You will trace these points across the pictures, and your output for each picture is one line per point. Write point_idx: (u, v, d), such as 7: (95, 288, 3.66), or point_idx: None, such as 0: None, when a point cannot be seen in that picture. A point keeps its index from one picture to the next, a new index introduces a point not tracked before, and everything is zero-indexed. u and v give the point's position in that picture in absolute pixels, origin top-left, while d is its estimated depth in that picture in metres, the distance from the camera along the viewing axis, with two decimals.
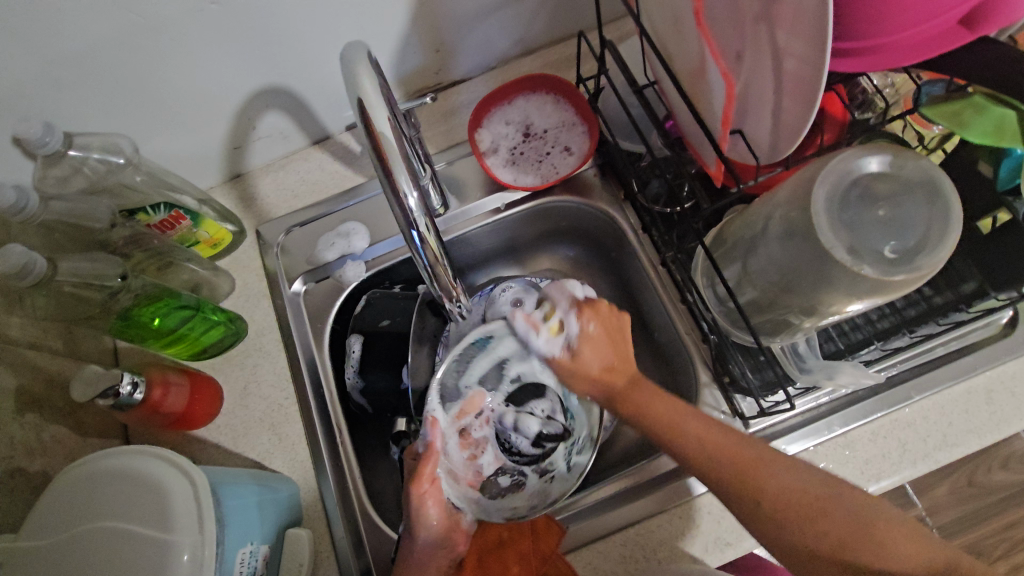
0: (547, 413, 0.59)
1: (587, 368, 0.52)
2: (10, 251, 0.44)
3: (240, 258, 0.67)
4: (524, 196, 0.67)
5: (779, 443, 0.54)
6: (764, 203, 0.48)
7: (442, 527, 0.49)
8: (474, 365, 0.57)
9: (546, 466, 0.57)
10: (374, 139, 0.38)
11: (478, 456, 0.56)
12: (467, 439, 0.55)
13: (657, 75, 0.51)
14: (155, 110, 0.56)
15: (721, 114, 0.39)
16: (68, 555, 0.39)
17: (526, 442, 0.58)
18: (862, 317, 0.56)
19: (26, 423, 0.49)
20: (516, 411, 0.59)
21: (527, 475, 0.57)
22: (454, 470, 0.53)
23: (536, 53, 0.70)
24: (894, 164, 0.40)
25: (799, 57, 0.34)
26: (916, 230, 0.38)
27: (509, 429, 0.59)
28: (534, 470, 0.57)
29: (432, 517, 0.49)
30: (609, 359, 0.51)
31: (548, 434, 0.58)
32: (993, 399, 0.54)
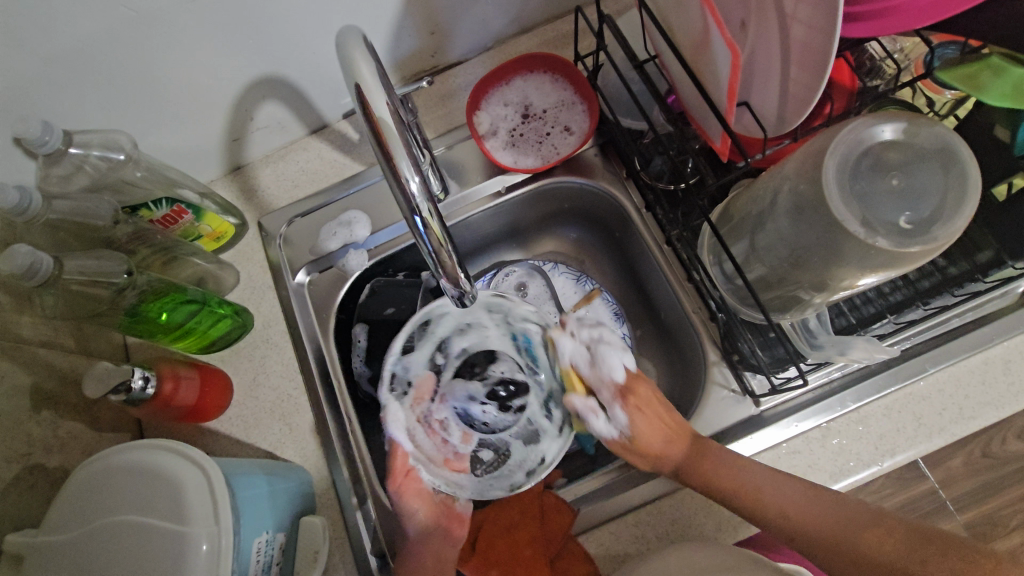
0: (507, 372, 0.62)
1: (647, 441, 0.50)
2: (14, 252, 0.44)
3: (244, 251, 0.67)
4: (524, 178, 0.66)
5: (789, 420, 0.54)
6: (771, 177, 0.46)
7: (428, 514, 0.54)
8: (420, 355, 0.59)
9: (525, 423, 0.59)
10: (373, 125, 0.37)
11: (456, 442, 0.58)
12: (434, 426, 0.58)
13: (658, 48, 0.50)
14: (152, 104, 0.55)
15: (724, 86, 0.38)
16: (88, 550, 0.40)
17: (493, 414, 0.61)
18: (874, 290, 0.55)
19: (42, 420, 0.50)
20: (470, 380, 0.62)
21: (509, 441, 0.59)
22: (426, 455, 0.56)
23: (534, 31, 0.68)
24: (908, 132, 0.39)
25: (808, 23, 0.33)
26: (932, 200, 0.37)
27: (467, 406, 0.61)
28: (516, 433, 0.59)
29: (417, 509, 0.53)
30: (664, 434, 0.50)
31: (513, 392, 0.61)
32: (1011, 369, 0.53)
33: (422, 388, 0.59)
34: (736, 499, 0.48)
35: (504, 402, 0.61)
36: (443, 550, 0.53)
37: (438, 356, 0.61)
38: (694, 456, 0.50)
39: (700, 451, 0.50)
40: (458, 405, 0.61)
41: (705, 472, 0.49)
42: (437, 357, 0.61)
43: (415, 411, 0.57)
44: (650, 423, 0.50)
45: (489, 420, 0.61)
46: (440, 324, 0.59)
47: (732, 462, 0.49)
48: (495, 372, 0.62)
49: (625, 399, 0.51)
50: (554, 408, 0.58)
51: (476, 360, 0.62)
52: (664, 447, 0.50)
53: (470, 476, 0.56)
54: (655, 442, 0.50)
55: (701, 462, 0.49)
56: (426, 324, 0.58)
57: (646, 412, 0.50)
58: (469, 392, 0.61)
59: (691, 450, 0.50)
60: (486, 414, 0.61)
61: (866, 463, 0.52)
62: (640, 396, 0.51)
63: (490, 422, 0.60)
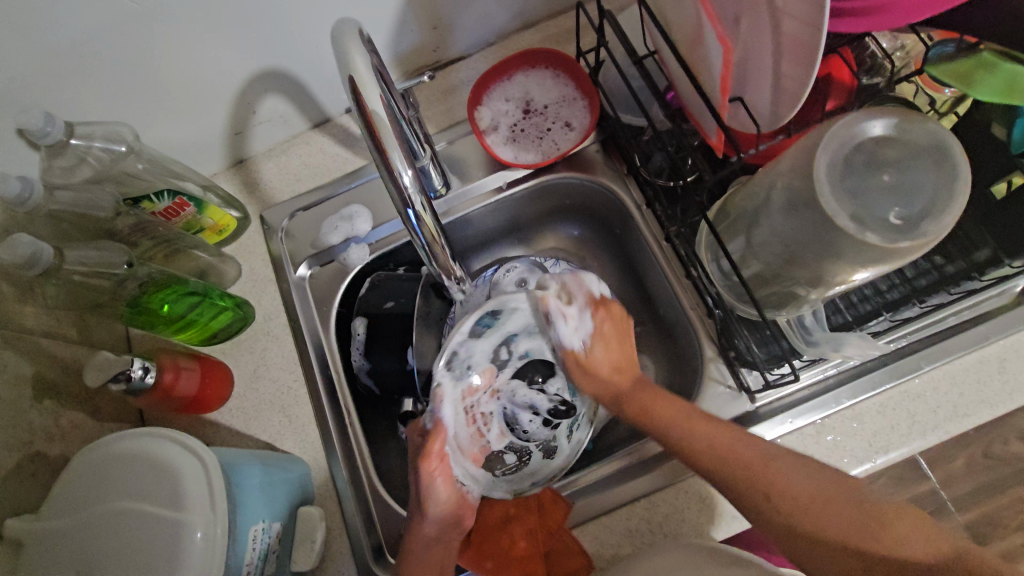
0: (560, 392, 0.60)
1: (597, 361, 0.53)
2: (16, 242, 0.45)
3: (246, 244, 0.68)
4: (527, 174, 0.66)
5: (785, 417, 0.54)
6: (766, 173, 0.47)
7: (451, 501, 0.52)
8: (479, 345, 0.56)
9: (551, 446, 0.60)
10: (366, 118, 0.37)
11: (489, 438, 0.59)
12: (472, 416, 0.57)
13: (656, 44, 0.50)
14: (154, 97, 0.56)
15: (719, 81, 0.38)
16: (85, 536, 0.40)
17: (533, 424, 0.61)
18: (871, 288, 0.55)
19: (44, 409, 0.51)
20: (526, 385, 0.61)
21: (531, 451, 0.60)
22: (462, 444, 0.55)
23: (535, 27, 0.69)
24: (899, 128, 0.38)
25: (800, 18, 0.33)
26: (924, 196, 0.37)
27: (515, 409, 0.61)
28: (540, 448, 0.60)
29: (441, 492, 0.51)
30: (617, 360, 0.53)
31: (558, 411, 0.60)
32: (1006, 368, 0.53)
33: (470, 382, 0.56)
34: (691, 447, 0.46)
35: (549, 419, 0.60)
36: (452, 539, 0.52)
37: (499, 353, 0.58)
38: (646, 396, 0.50)
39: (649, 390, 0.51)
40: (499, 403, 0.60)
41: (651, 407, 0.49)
42: (498, 354, 0.59)
43: (465, 394, 0.56)
44: (607, 340, 0.53)
45: (527, 429, 0.61)
46: (508, 320, 0.57)
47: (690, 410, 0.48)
48: (553, 389, 0.60)
49: (595, 308, 0.53)
50: (573, 430, 0.59)
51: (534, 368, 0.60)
52: (614, 373, 0.53)
53: (487, 474, 0.57)
54: (603, 368, 0.53)
55: (650, 401, 0.49)
56: (497, 320, 0.56)
57: (609, 331, 0.53)
58: (519, 396, 0.61)
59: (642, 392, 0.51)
60: (524, 420, 0.61)
61: (860, 461, 0.52)
62: (608, 310, 0.53)
63: (527, 430, 0.61)
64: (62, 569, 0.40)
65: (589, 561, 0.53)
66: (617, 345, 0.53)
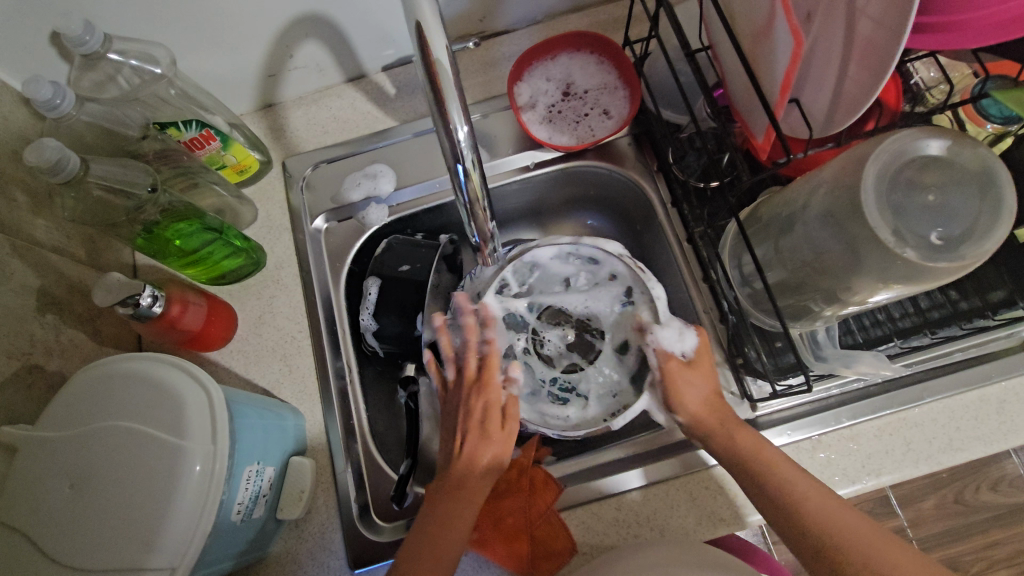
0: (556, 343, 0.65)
1: (699, 384, 0.51)
2: (43, 145, 0.44)
3: (265, 188, 0.67)
4: (557, 156, 0.66)
5: (782, 429, 0.54)
6: (805, 182, 0.47)
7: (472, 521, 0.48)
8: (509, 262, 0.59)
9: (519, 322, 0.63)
10: (428, 66, 0.37)
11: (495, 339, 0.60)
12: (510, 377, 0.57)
13: (712, 39, 0.50)
14: (199, 26, 0.55)
15: (780, 78, 0.38)
16: (79, 452, 0.39)
17: (557, 343, 0.65)
18: (884, 313, 0.57)
19: (46, 323, 0.50)
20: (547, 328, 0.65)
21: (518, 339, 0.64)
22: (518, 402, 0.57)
23: (585, 11, 0.68)
24: (950, 150, 0.39)
25: (877, 19, 0.34)
26: (964, 220, 0.37)
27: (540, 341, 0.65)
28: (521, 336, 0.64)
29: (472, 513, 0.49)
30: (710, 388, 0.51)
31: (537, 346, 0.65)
32: (1005, 410, 0.53)
33: (591, 421, 0.55)
34: (789, 501, 0.44)
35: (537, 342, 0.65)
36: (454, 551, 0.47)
37: (524, 268, 0.61)
38: (732, 427, 0.49)
39: (732, 419, 0.49)
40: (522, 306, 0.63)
41: (739, 440, 0.48)
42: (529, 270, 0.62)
43: (578, 424, 0.56)
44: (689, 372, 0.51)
45: (555, 359, 0.64)
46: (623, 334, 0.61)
47: (779, 456, 0.47)
48: (550, 336, 0.65)
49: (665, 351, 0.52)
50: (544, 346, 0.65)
51: (574, 325, 0.65)
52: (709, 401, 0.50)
53: None
54: (693, 405, 0.50)
55: (741, 439, 0.48)
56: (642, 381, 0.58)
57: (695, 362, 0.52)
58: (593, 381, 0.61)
59: (727, 423, 0.49)
60: (552, 345, 0.65)
61: (851, 480, 0.53)
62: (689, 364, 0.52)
63: (550, 354, 0.65)
64: (55, 482, 0.39)
65: (573, 545, 0.53)
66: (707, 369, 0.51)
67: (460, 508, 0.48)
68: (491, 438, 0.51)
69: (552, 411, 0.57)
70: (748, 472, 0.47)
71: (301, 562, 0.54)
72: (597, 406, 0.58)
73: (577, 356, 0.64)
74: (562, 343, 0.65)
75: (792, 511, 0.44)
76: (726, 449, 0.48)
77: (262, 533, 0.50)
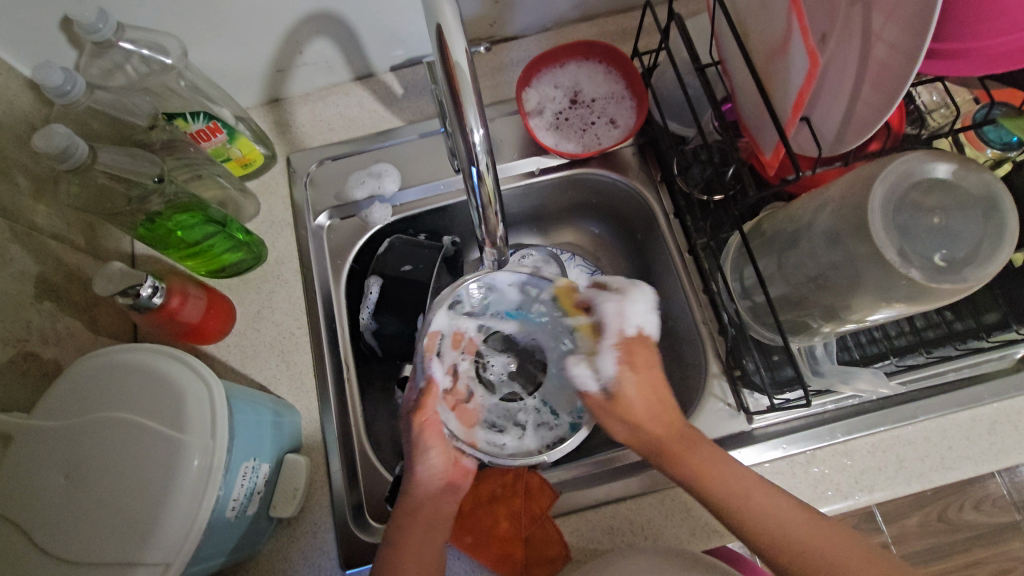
0: (500, 372, 0.61)
1: (632, 409, 0.49)
2: (53, 131, 0.43)
3: (268, 183, 0.67)
4: (562, 163, 0.66)
5: (778, 442, 0.55)
6: (811, 200, 0.47)
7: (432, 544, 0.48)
8: (466, 283, 0.51)
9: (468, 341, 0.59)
10: (448, 68, 0.37)
11: (442, 359, 0.54)
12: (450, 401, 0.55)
13: (724, 54, 0.51)
14: (211, 18, 0.55)
15: (794, 96, 0.39)
16: (77, 442, 0.39)
17: (500, 370, 0.62)
18: (880, 331, 0.57)
19: (43, 310, 0.49)
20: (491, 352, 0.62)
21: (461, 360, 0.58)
22: (452, 428, 0.53)
23: (595, 20, 0.69)
24: (955, 174, 0.39)
25: (892, 44, 0.34)
26: (967, 243, 0.38)
27: (482, 367, 0.61)
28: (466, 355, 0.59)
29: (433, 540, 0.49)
30: (652, 406, 0.49)
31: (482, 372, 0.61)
32: (996, 431, 0.54)
33: (527, 452, 0.53)
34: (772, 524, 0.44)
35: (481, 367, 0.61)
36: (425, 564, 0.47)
37: (481, 292, 0.54)
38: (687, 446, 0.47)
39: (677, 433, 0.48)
40: (471, 326, 0.58)
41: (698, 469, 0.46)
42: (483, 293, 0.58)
43: (514, 455, 0.53)
44: (624, 401, 0.49)
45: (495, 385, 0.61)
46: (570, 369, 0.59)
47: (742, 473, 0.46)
48: (493, 361, 0.62)
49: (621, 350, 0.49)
50: (488, 370, 0.61)
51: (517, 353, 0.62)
52: (649, 421, 0.48)
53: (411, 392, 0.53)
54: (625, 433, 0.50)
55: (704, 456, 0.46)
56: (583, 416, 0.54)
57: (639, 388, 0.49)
58: (531, 414, 0.58)
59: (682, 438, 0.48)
60: (495, 371, 0.61)
61: (844, 495, 0.53)
62: (619, 403, 0.49)
63: (491, 380, 0.61)
64: (50, 472, 0.38)
65: (567, 551, 0.53)
66: (653, 391, 0.49)
67: (435, 527, 0.50)
68: (421, 449, 0.51)
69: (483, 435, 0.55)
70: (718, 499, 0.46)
71: (292, 560, 0.53)
72: (534, 437, 0.56)
73: (518, 385, 0.61)
74: (505, 371, 0.62)
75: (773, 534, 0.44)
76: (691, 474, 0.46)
77: (254, 530, 0.49)
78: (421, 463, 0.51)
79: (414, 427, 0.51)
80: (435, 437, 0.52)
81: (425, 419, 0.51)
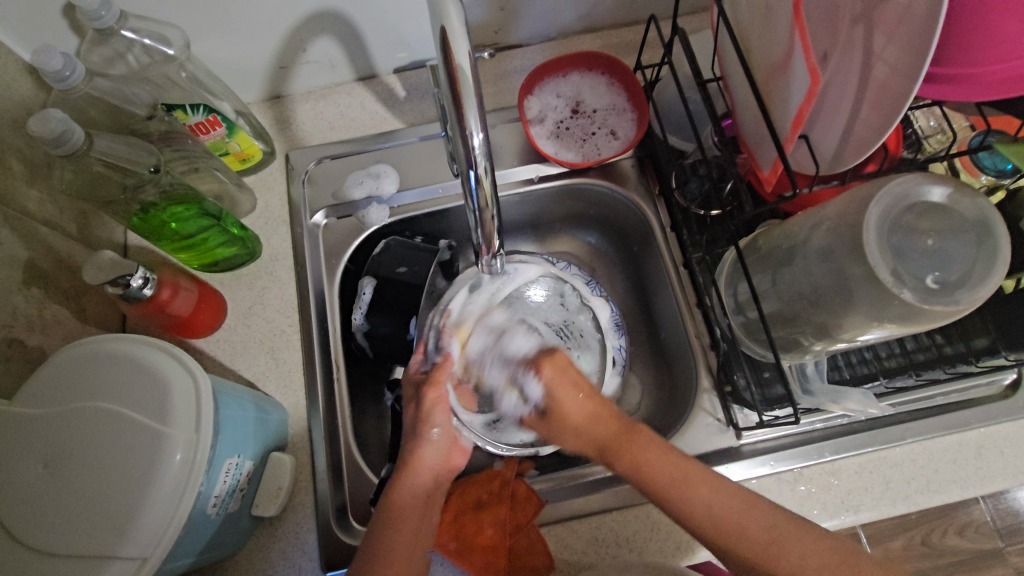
0: None
1: (569, 419, 0.49)
2: (49, 116, 0.43)
3: (266, 179, 0.67)
4: (562, 172, 0.66)
5: (766, 459, 0.55)
6: (806, 218, 0.47)
7: (419, 533, 0.49)
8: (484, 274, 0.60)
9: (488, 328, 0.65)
10: (450, 70, 0.37)
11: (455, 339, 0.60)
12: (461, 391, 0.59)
13: (726, 69, 0.51)
14: (215, 11, 0.55)
15: (793, 113, 0.39)
16: (60, 431, 0.38)
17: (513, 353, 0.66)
18: (871, 352, 0.57)
19: (30, 296, 0.48)
20: None
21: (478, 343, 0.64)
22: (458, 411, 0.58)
23: (599, 33, 0.69)
24: (950, 199, 0.40)
25: (893, 65, 0.35)
26: (959, 267, 0.38)
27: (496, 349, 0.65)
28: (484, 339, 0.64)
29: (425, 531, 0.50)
30: (583, 405, 0.49)
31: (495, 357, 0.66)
32: (982, 456, 0.54)
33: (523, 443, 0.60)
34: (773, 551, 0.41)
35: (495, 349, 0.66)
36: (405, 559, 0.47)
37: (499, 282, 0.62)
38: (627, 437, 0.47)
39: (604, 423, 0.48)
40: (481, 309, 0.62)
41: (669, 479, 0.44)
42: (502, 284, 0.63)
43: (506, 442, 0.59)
44: (559, 397, 0.50)
45: None
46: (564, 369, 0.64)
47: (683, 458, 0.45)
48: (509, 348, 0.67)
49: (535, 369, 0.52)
50: None
51: None
52: (589, 424, 0.48)
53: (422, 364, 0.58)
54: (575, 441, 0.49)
55: (658, 465, 0.45)
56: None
57: (561, 391, 0.50)
58: None
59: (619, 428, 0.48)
60: None
61: (830, 515, 0.53)
62: (547, 419, 0.51)
63: None
64: (28, 462, 0.38)
65: (550, 561, 0.52)
66: (581, 393, 0.49)
67: (422, 516, 0.50)
68: (427, 429, 0.54)
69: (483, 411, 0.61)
70: (693, 522, 0.43)
71: (272, 561, 0.53)
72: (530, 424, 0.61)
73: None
74: None
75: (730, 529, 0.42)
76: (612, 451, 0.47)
77: (234, 528, 0.49)
78: (424, 441, 0.53)
79: (426, 402, 0.54)
80: (442, 415, 0.55)
81: (437, 380, 0.55)
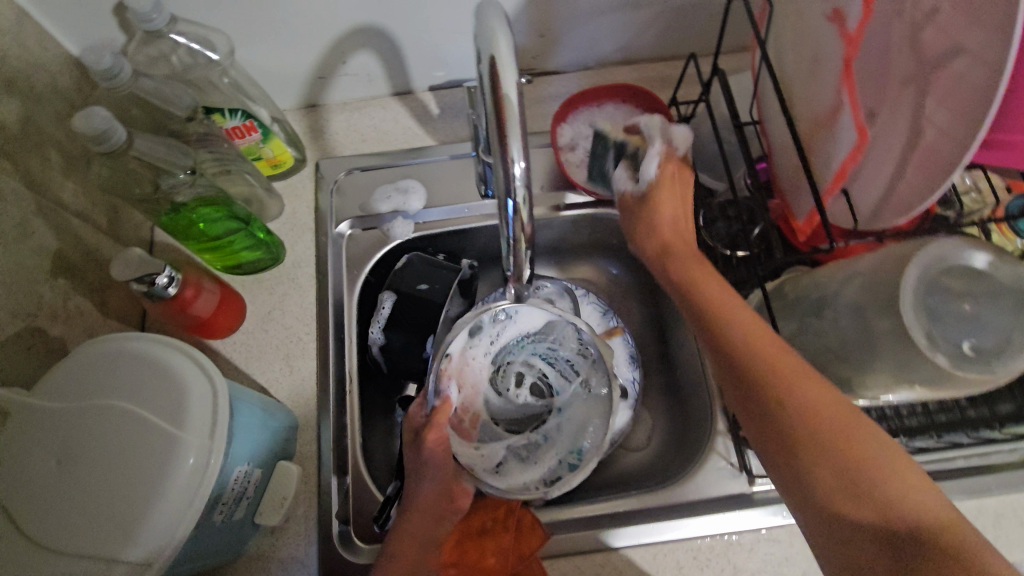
0: (527, 399, 0.62)
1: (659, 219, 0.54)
2: (93, 114, 0.43)
3: (295, 186, 0.67)
4: (588, 201, 0.66)
5: (779, 509, 0.53)
6: (837, 270, 0.47)
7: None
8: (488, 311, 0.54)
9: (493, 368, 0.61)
10: (497, 99, 0.37)
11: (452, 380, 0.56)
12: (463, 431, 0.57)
13: (765, 114, 0.51)
14: (261, 21, 0.56)
15: (837, 167, 0.39)
16: (76, 428, 0.38)
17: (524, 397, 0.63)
18: (891, 409, 0.55)
19: (57, 287, 0.49)
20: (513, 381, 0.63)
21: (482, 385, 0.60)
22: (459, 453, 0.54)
23: (636, 65, 0.70)
24: (991, 265, 0.39)
25: (939, 130, 0.35)
26: (996, 335, 0.38)
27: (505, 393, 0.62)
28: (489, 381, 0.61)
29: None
30: (676, 194, 0.55)
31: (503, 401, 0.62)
32: (1000, 524, 0.53)
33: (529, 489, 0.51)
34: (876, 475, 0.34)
35: (504, 392, 0.62)
36: None
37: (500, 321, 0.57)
38: (853, 428, 0.35)
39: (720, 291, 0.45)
40: (482, 353, 0.59)
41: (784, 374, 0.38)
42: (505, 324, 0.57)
43: (511, 485, 0.53)
44: (664, 192, 0.55)
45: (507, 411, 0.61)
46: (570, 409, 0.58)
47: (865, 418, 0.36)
48: (520, 393, 0.63)
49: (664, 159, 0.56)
50: (515, 393, 0.63)
51: (536, 382, 0.63)
52: (672, 234, 0.54)
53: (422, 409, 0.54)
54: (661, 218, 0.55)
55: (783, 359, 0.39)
56: (581, 458, 0.52)
57: (669, 185, 0.55)
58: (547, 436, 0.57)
59: (842, 414, 0.36)
60: (521, 399, 0.62)
61: None
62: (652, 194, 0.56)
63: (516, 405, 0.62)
64: (42, 457, 0.38)
65: None
66: (680, 205, 0.55)
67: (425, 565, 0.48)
68: (428, 470, 0.50)
69: (489, 450, 0.57)
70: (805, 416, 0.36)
71: (270, 570, 0.52)
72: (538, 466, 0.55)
73: (535, 401, 0.62)
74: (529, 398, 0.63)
75: (889, 479, 0.34)
76: (775, 384, 0.38)
77: (236, 536, 0.48)
78: (425, 484, 0.49)
79: (427, 446, 0.50)
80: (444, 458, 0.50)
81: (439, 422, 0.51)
